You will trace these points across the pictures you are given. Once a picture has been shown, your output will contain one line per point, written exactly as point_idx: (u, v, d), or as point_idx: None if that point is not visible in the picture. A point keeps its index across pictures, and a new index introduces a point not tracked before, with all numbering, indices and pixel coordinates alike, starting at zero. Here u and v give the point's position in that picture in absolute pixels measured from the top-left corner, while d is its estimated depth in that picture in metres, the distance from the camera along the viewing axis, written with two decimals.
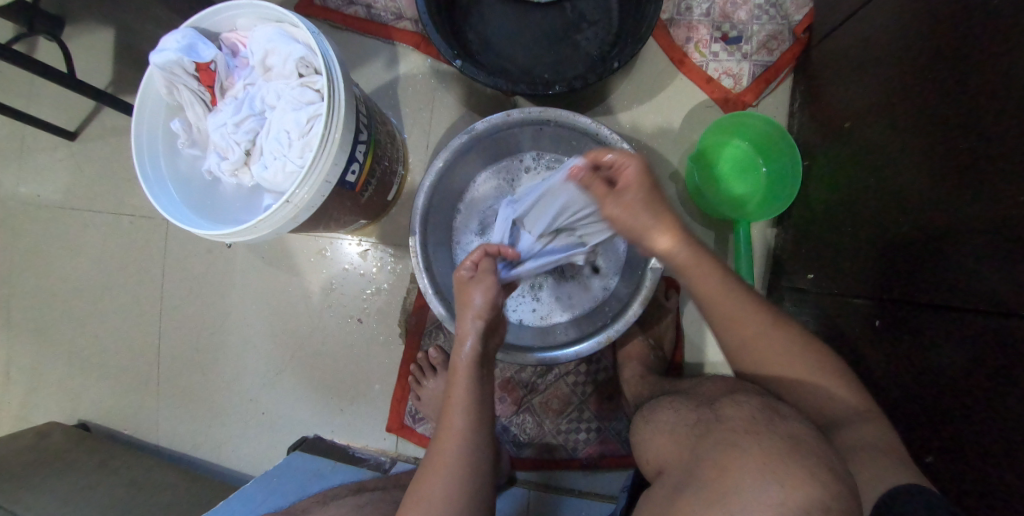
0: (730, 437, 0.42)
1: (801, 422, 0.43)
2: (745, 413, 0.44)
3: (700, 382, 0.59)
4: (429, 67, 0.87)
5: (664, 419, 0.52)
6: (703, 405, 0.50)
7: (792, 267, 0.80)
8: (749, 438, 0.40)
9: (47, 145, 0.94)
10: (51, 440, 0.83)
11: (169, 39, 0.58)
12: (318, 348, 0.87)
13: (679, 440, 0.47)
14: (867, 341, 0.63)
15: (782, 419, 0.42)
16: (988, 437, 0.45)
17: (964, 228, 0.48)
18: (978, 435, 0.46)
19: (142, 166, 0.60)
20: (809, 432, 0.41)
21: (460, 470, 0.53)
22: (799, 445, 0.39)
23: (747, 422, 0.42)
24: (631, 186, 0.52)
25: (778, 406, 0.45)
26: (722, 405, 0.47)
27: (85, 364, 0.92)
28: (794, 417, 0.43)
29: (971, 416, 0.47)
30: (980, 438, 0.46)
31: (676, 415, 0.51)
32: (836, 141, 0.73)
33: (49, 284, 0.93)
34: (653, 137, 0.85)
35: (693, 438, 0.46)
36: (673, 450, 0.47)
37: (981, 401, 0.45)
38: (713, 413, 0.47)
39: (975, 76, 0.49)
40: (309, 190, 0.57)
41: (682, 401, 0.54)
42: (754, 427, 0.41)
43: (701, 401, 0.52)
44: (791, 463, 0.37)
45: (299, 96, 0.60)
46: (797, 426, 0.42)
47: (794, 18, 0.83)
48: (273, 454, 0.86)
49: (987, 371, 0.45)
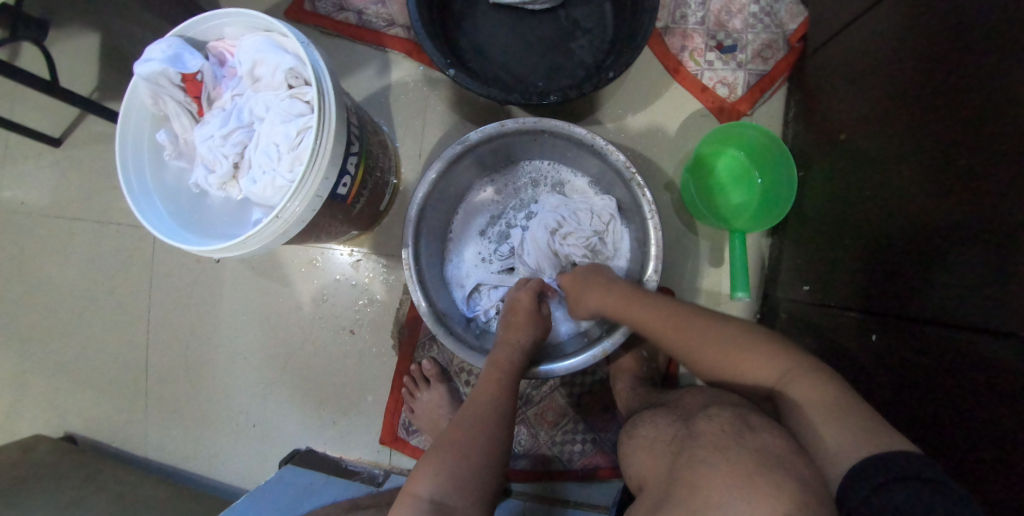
0: (701, 452, 0.41)
1: (772, 430, 0.41)
2: (716, 427, 0.43)
3: (682, 393, 0.58)
4: (421, 74, 0.86)
5: (644, 434, 0.52)
6: (679, 419, 0.50)
7: (788, 278, 0.79)
8: (719, 453, 0.40)
9: (32, 152, 0.92)
10: (36, 453, 0.81)
11: (154, 49, 0.56)
12: (309, 359, 0.86)
13: (657, 456, 0.47)
14: (862, 357, 0.62)
15: (750, 431, 0.41)
16: (976, 447, 0.45)
17: (962, 244, 0.48)
18: (966, 444, 0.46)
19: (126, 179, 0.58)
20: (775, 442, 0.40)
21: (488, 451, 0.53)
22: (766, 457, 0.38)
23: (717, 436, 0.42)
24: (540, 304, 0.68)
25: (749, 417, 0.44)
26: (697, 419, 0.47)
27: (72, 374, 0.90)
28: (765, 427, 0.42)
29: (957, 420, 0.47)
30: (967, 444, 0.46)
31: (655, 430, 0.52)
32: (831, 152, 0.73)
33: (33, 293, 0.91)
34: (647, 146, 0.84)
35: (671, 454, 0.45)
36: (653, 467, 0.47)
37: (965, 407, 0.46)
38: (688, 430, 0.46)
39: (969, 95, 0.49)
40: (299, 205, 0.56)
41: (662, 415, 0.54)
42: (724, 442, 0.41)
43: (680, 414, 0.51)
44: (759, 479, 0.36)
45: (289, 108, 0.59)
46: (766, 436, 0.41)
47: (789, 27, 0.83)
48: (265, 467, 0.85)
49: (977, 388, 0.45)
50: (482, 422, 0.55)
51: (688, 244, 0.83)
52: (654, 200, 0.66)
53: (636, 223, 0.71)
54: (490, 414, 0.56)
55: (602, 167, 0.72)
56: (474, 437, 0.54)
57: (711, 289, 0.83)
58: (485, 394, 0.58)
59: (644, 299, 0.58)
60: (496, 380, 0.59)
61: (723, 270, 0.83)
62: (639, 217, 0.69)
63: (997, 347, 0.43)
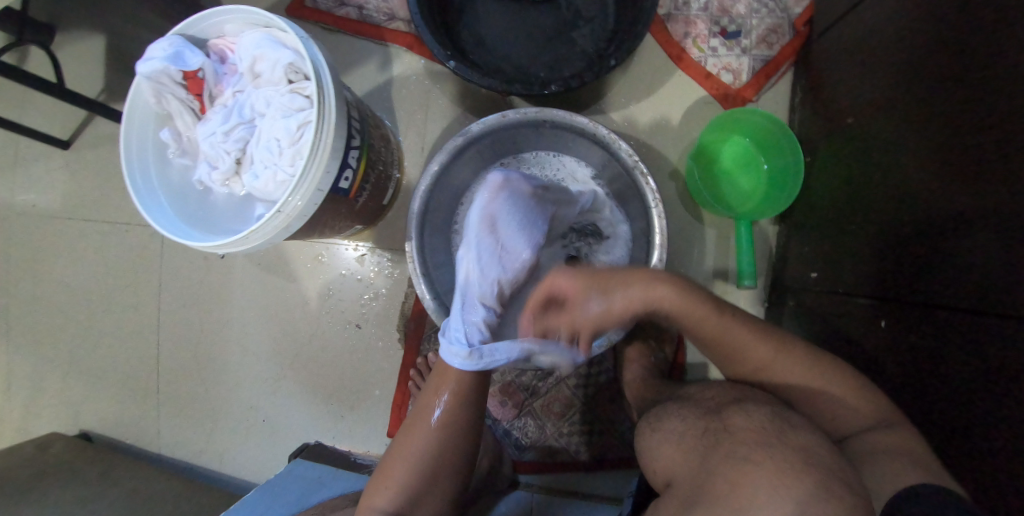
0: (741, 449, 0.41)
1: (813, 434, 0.42)
2: (755, 424, 0.43)
3: (702, 388, 0.58)
4: (422, 68, 0.86)
5: (671, 428, 0.52)
6: (708, 413, 0.49)
7: (795, 266, 0.78)
8: (762, 451, 0.40)
9: (42, 155, 0.93)
10: (52, 451, 0.83)
11: (155, 48, 0.57)
12: (317, 354, 0.87)
13: (687, 452, 0.47)
14: (872, 346, 0.61)
15: (792, 430, 0.42)
16: (993, 436, 0.44)
17: (973, 223, 0.47)
18: (983, 435, 0.45)
19: (131, 176, 0.59)
20: (820, 445, 0.41)
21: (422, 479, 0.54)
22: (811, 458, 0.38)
23: (756, 435, 0.42)
24: (569, 296, 0.52)
25: (789, 418, 0.45)
26: (729, 413, 0.47)
27: (84, 372, 0.92)
28: (806, 429, 0.43)
29: (972, 409, 0.47)
30: (987, 436, 0.45)
31: (683, 425, 0.51)
32: (838, 137, 0.71)
33: (47, 294, 0.93)
34: (652, 135, 0.83)
35: (702, 448, 0.45)
36: (681, 462, 0.47)
37: (979, 395, 0.46)
38: (721, 422, 0.46)
39: (976, 73, 0.48)
40: (301, 199, 0.56)
41: (689, 408, 0.53)
42: (766, 440, 0.41)
43: (708, 408, 0.51)
44: (803, 479, 0.37)
45: (289, 103, 0.59)
46: (808, 439, 0.41)
47: (794, 10, 0.81)
48: (275, 461, 0.86)
49: (990, 371, 0.44)
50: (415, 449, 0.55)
51: (694, 233, 0.82)
52: (658, 189, 0.65)
53: (638, 212, 0.71)
54: (427, 430, 0.56)
55: (604, 155, 0.71)
56: (408, 458, 0.55)
57: (720, 278, 0.82)
58: (423, 414, 0.57)
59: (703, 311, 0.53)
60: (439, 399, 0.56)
61: (730, 259, 0.82)
62: (642, 206, 0.69)
63: (1012, 333, 0.42)
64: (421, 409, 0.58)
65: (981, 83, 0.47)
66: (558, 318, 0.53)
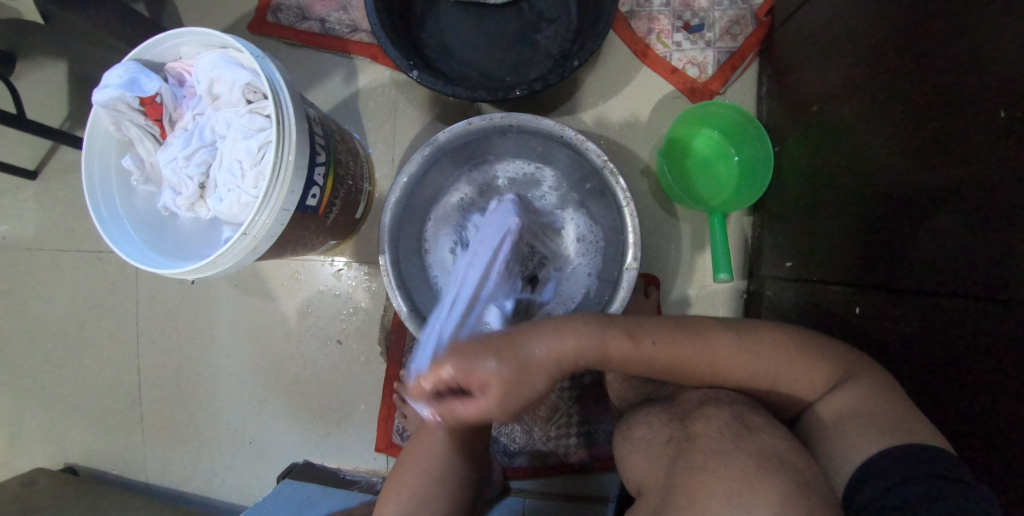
0: (698, 458, 0.41)
1: (772, 433, 0.43)
2: (714, 430, 0.44)
3: (676, 388, 0.58)
4: (389, 78, 0.85)
5: (642, 435, 0.52)
6: (674, 419, 0.50)
7: (770, 256, 0.78)
8: (716, 460, 0.40)
9: (10, 187, 0.92)
10: (37, 486, 0.82)
11: (110, 75, 0.56)
12: (300, 373, 0.86)
13: (655, 458, 0.47)
14: (848, 333, 0.61)
15: (748, 432, 0.42)
16: (969, 415, 0.45)
17: (940, 207, 0.47)
18: (961, 417, 0.45)
19: (95, 207, 0.58)
20: (776, 444, 0.41)
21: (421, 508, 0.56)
22: (767, 461, 0.38)
23: (715, 440, 0.42)
24: (484, 384, 0.42)
25: (748, 417, 0.45)
26: (692, 420, 0.47)
27: (66, 404, 0.91)
28: (765, 429, 0.43)
29: (952, 390, 0.47)
30: (963, 416, 0.45)
31: (651, 431, 0.51)
32: (805, 126, 0.72)
33: (24, 327, 0.92)
34: (622, 133, 0.83)
35: (669, 456, 0.45)
36: (649, 469, 0.47)
37: (958, 375, 0.46)
38: (685, 431, 0.46)
39: (938, 56, 0.48)
40: (267, 219, 0.56)
41: (656, 415, 0.53)
42: (723, 445, 0.41)
43: (674, 413, 0.51)
44: (761, 481, 0.36)
45: (249, 123, 0.58)
46: (768, 439, 0.41)
47: (755, 1, 0.82)
48: (264, 482, 0.85)
49: (963, 352, 0.45)
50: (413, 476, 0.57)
51: (668, 229, 0.82)
52: (627, 187, 0.66)
53: (609, 211, 0.71)
54: (426, 456, 0.58)
55: (573, 156, 0.71)
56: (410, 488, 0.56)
57: (697, 272, 0.82)
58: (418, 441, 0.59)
59: (648, 343, 0.47)
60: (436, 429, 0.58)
61: (706, 252, 0.82)
62: (613, 205, 0.69)
63: (983, 312, 0.43)
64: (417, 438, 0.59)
65: (943, 66, 0.48)
66: (466, 404, 0.43)
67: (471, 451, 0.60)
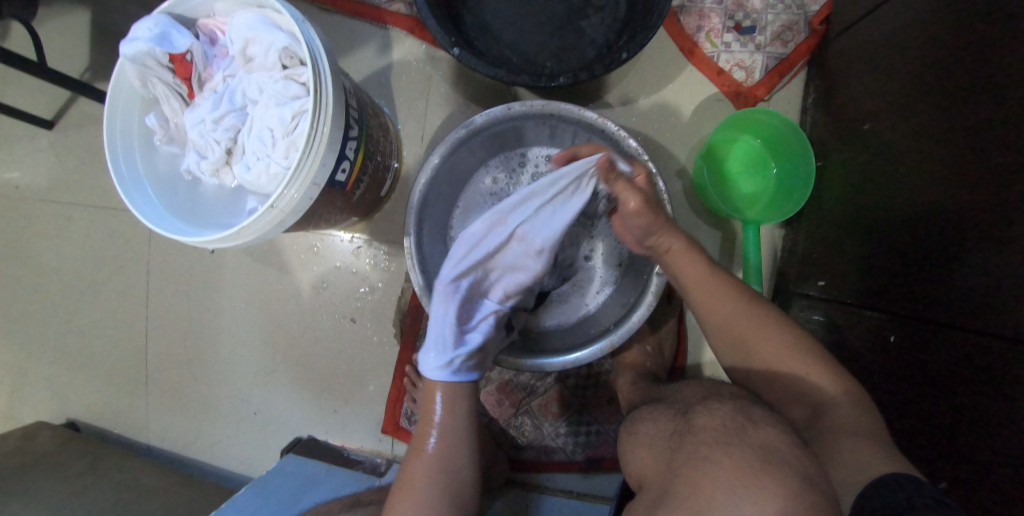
0: (702, 449, 0.41)
1: (774, 427, 0.42)
2: (717, 422, 0.43)
3: (682, 388, 0.57)
4: (424, 53, 0.82)
5: (645, 431, 0.51)
6: (680, 414, 0.49)
7: (801, 272, 0.77)
8: (721, 451, 0.39)
9: (23, 135, 0.89)
10: (38, 440, 0.81)
11: (139, 28, 0.53)
12: (309, 348, 0.85)
13: (658, 454, 0.46)
14: (876, 358, 0.60)
15: (752, 426, 0.41)
16: (986, 451, 0.44)
17: (985, 241, 0.46)
18: (979, 450, 0.45)
19: (116, 166, 0.56)
20: (780, 440, 0.40)
21: (428, 508, 0.52)
22: (774, 455, 0.38)
23: (719, 433, 0.42)
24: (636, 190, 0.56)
25: (751, 412, 0.44)
26: (696, 413, 0.47)
27: (70, 360, 0.90)
28: (768, 424, 0.42)
29: (976, 431, 0.45)
30: (981, 452, 0.44)
31: (654, 427, 0.50)
32: (850, 140, 0.70)
33: (31, 280, 0.90)
34: (660, 131, 0.81)
35: (669, 451, 0.45)
36: (652, 463, 0.47)
37: (986, 417, 0.44)
38: (687, 424, 0.46)
39: (992, 83, 0.46)
40: (296, 192, 0.53)
41: (661, 411, 0.53)
42: (727, 438, 0.41)
43: (679, 409, 0.51)
44: (764, 478, 0.36)
45: (283, 90, 0.55)
46: (772, 435, 0.41)
47: (811, 8, 0.79)
48: (268, 455, 0.85)
49: (992, 390, 0.44)
50: (419, 480, 0.54)
51: (700, 235, 0.81)
52: (667, 189, 0.63)
53: None
54: (427, 460, 0.55)
55: None
56: (414, 493, 0.53)
57: None
58: (419, 444, 0.57)
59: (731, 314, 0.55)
60: (432, 426, 0.57)
61: (735, 262, 0.80)
62: None
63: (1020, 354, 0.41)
64: (414, 446, 0.57)
65: (1001, 95, 0.46)
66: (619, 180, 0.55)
67: (460, 465, 0.56)
